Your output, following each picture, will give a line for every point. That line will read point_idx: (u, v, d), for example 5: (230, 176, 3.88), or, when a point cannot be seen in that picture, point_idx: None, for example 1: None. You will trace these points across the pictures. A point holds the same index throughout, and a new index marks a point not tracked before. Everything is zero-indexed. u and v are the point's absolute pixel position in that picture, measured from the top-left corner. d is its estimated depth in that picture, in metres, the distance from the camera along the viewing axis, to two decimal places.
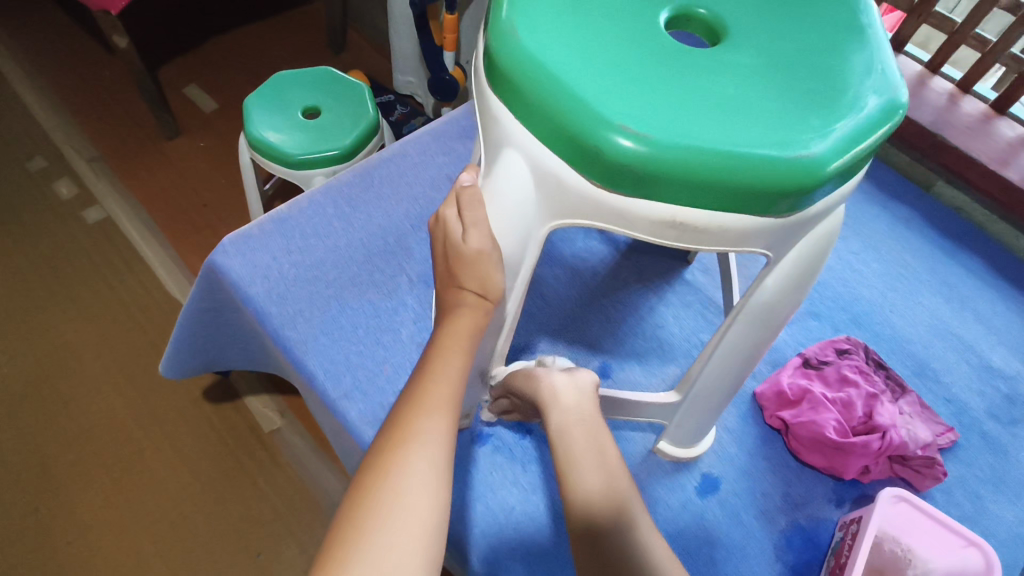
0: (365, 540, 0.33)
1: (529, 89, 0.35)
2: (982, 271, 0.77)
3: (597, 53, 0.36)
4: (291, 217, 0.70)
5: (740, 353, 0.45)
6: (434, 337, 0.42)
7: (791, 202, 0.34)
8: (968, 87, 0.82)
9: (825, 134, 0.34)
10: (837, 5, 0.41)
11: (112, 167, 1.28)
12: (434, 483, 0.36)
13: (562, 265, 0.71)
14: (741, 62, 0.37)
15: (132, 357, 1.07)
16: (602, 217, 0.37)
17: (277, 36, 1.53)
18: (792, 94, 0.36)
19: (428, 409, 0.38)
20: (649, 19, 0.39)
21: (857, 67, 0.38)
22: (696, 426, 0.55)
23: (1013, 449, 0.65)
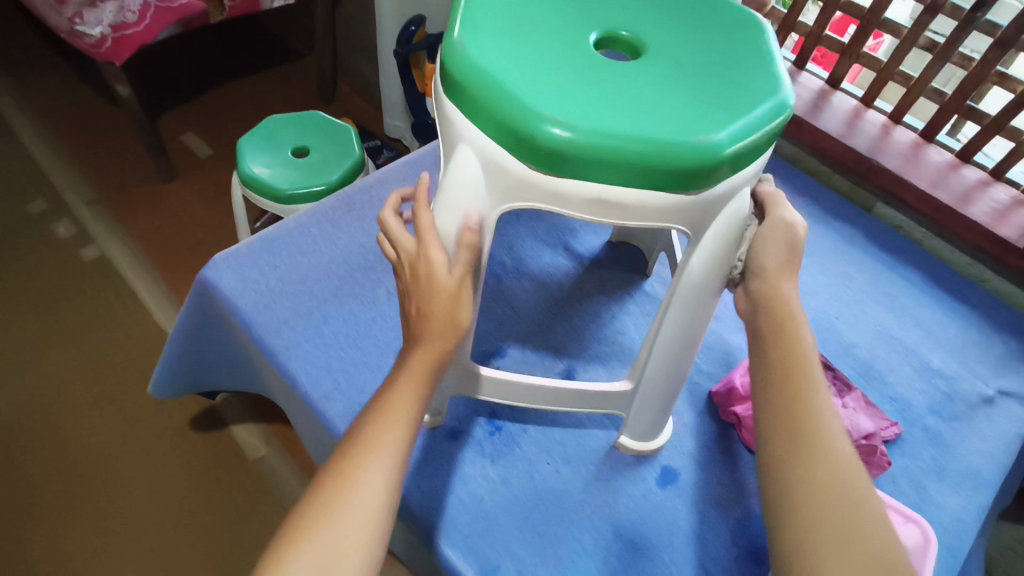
0: (312, 538, 0.38)
1: (476, 91, 0.41)
2: (921, 282, 0.83)
3: (534, 64, 0.43)
4: (278, 238, 0.77)
5: (681, 334, 0.50)
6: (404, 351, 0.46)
7: (699, 180, 0.41)
8: (899, 118, 0.90)
9: (723, 126, 0.41)
10: (739, 32, 0.50)
11: (110, 209, 1.34)
12: (383, 491, 0.40)
13: (529, 279, 0.77)
14: (655, 73, 0.45)
15: (122, 387, 1.10)
16: (542, 198, 0.43)
17: (272, 88, 1.63)
18: (697, 96, 0.43)
19: (389, 422, 0.42)
20: (580, 40, 0.46)
21: (752, 77, 0.45)
22: (653, 414, 0.59)
23: (955, 441, 0.69)
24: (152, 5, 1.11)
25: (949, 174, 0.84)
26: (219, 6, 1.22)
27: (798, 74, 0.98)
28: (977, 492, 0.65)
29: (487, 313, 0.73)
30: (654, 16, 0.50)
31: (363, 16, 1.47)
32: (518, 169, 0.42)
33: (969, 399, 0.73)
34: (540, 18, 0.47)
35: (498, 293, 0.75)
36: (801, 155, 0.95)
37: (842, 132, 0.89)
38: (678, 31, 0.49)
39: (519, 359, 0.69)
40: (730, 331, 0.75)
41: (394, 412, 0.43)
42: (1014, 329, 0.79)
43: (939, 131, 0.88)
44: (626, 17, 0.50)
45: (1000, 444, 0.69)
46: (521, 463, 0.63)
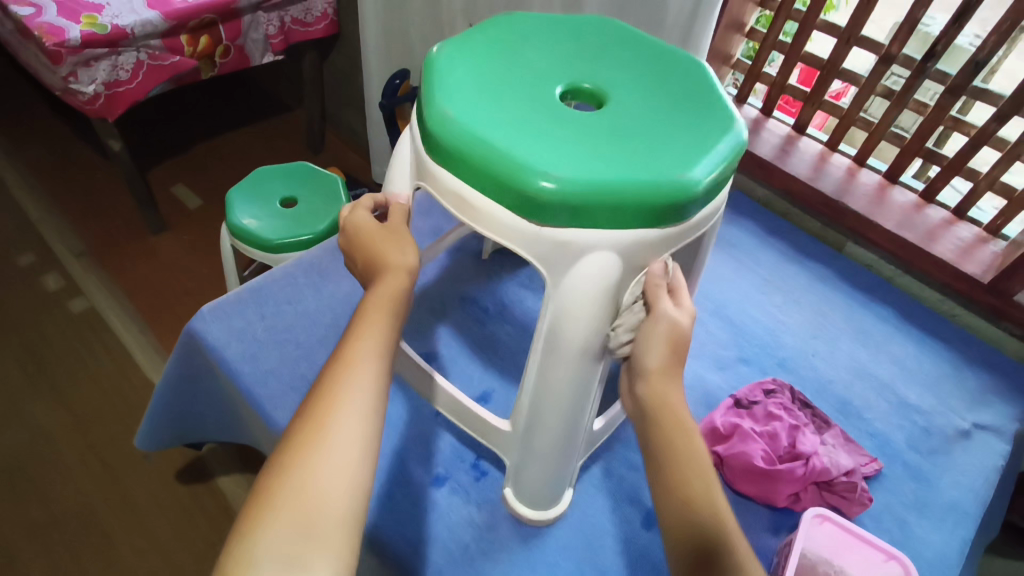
0: (304, 468, 0.37)
1: (425, 80, 0.52)
2: (894, 318, 0.86)
3: (476, 83, 0.51)
4: (265, 288, 0.78)
5: (551, 387, 0.51)
6: (362, 303, 0.47)
7: (536, 208, 0.45)
8: (864, 160, 0.95)
9: (578, 174, 0.45)
10: (704, 117, 0.51)
11: (100, 261, 1.35)
12: (369, 418, 0.40)
13: (513, 323, 0.79)
14: (582, 119, 0.50)
15: (107, 441, 1.08)
16: (432, 183, 0.51)
17: (262, 140, 1.67)
18: (593, 145, 0.47)
19: (360, 361, 0.43)
20: (543, 88, 0.52)
21: (669, 151, 0.48)
22: (548, 479, 0.57)
23: (935, 476, 0.70)
24: (144, 64, 1.15)
25: (914, 213, 0.88)
26: (210, 63, 1.26)
27: (766, 121, 1.02)
28: (960, 527, 0.66)
29: (472, 359, 0.74)
30: (634, 81, 0.55)
31: (351, 71, 1.53)
32: (423, 159, 0.52)
33: (946, 433, 0.74)
34: (519, 70, 0.54)
35: (483, 338, 0.76)
36: (772, 199, 0.99)
37: (810, 176, 0.93)
38: (648, 98, 0.53)
39: (504, 404, 0.70)
40: (710, 371, 0.77)
41: (363, 351, 0.43)
42: (986, 363, 0.81)
43: (902, 174, 0.92)
44: (605, 79, 0.54)
45: (979, 477, 0.70)
46: (505, 508, 0.63)
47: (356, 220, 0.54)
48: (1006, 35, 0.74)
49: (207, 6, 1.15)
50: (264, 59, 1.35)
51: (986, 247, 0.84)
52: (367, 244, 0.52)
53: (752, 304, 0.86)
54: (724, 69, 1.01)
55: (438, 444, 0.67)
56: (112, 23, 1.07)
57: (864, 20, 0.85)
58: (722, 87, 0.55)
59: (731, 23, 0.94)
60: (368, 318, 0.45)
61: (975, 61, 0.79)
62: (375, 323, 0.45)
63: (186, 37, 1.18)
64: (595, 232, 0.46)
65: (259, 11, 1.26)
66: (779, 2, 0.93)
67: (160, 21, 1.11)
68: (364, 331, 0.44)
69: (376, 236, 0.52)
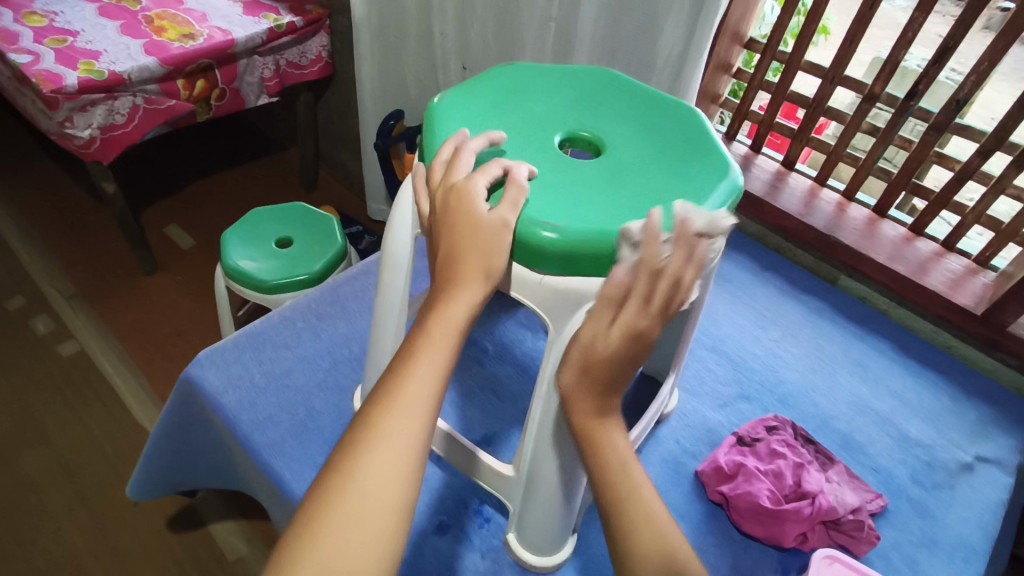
0: (325, 536, 0.35)
1: (426, 130, 0.53)
2: (891, 351, 0.86)
3: (477, 134, 0.53)
4: (262, 332, 0.78)
5: (550, 437, 0.51)
6: (426, 322, 0.44)
7: (536, 256, 0.46)
8: (853, 195, 0.96)
9: (576, 223, 0.46)
10: (701, 165, 0.52)
11: (91, 304, 1.34)
12: (398, 486, 0.38)
13: (512, 363, 0.79)
14: (581, 167, 0.51)
15: (96, 489, 1.06)
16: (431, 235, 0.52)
17: (255, 179, 1.68)
18: (591, 194, 0.48)
19: (404, 409, 0.40)
20: (543, 138, 0.53)
21: (668, 198, 0.49)
22: (547, 530, 0.57)
23: (940, 511, 0.70)
24: (140, 108, 1.16)
25: (905, 246, 0.89)
26: (206, 106, 1.28)
27: (755, 157, 1.04)
28: (969, 564, 0.65)
29: (472, 401, 0.74)
30: (630, 130, 0.56)
31: (345, 111, 1.55)
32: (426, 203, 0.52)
33: (949, 467, 0.74)
34: (519, 117, 0.55)
35: (483, 380, 0.76)
36: (764, 233, 1.00)
37: (801, 211, 0.94)
38: (644, 146, 0.54)
39: (506, 447, 0.70)
40: (711, 409, 0.77)
41: (408, 400, 0.40)
42: (983, 394, 0.82)
43: (890, 208, 0.94)
44: (603, 128, 0.56)
45: (984, 511, 0.70)
46: (510, 555, 0.62)
47: (457, 195, 0.46)
48: (985, 75, 0.77)
49: (204, 51, 1.17)
50: (259, 101, 1.36)
51: (977, 278, 0.86)
52: (453, 235, 0.45)
53: (749, 339, 0.86)
54: (713, 107, 1.03)
55: (440, 490, 0.66)
56: (109, 69, 1.08)
57: (847, 60, 0.88)
58: (718, 137, 0.56)
59: (719, 64, 0.96)
60: (414, 362, 0.42)
61: (956, 99, 0.81)
62: (423, 368, 0.42)
63: (183, 82, 1.19)
64: (594, 281, 0.47)
65: (255, 55, 1.28)
66: (764, 43, 0.96)
67: (157, 66, 1.12)
68: (411, 376, 0.42)
69: (466, 230, 0.45)
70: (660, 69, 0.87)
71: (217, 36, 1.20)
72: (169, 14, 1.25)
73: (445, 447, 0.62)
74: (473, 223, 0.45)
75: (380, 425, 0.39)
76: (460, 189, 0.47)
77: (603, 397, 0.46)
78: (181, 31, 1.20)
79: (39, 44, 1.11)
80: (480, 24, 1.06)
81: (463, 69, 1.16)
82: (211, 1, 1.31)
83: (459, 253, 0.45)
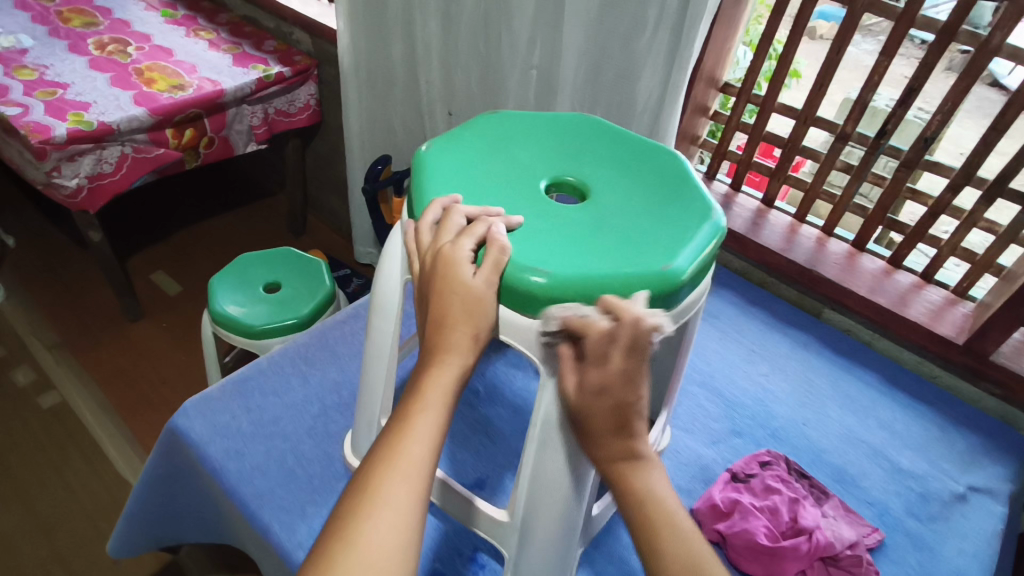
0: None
1: (414, 180, 0.55)
2: (877, 382, 0.87)
3: (464, 183, 0.54)
4: (251, 379, 0.77)
5: (544, 477, 0.51)
6: (418, 385, 0.46)
7: (529, 305, 0.47)
8: (831, 231, 0.99)
9: (566, 269, 0.47)
10: (684, 208, 0.54)
11: (74, 354, 1.31)
12: (398, 551, 0.38)
13: (504, 404, 0.78)
14: (567, 213, 0.52)
15: (73, 547, 1.02)
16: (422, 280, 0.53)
17: (243, 225, 1.68)
18: (578, 239, 0.50)
19: (401, 472, 0.41)
20: (529, 185, 0.55)
21: (653, 242, 0.50)
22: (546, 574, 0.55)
23: (938, 544, 0.69)
24: (129, 157, 1.17)
25: (885, 279, 0.91)
26: (194, 154, 1.29)
27: (736, 195, 1.06)
28: None
29: (463, 445, 0.73)
30: (614, 175, 0.58)
31: (333, 156, 1.58)
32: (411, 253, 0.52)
33: (943, 498, 0.74)
34: (506, 166, 0.57)
35: (475, 422, 0.75)
36: (748, 269, 1.02)
37: (783, 246, 0.96)
38: (629, 190, 0.56)
39: (500, 490, 0.69)
40: (704, 445, 0.77)
41: (404, 462, 0.41)
42: (971, 423, 0.83)
43: (869, 241, 0.96)
44: (588, 174, 0.57)
45: (981, 543, 0.70)
46: None
47: (445, 261, 0.47)
48: (950, 114, 0.81)
49: (193, 101, 1.19)
50: (248, 148, 1.38)
51: (957, 308, 0.87)
52: (443, 298, 0.46)
53: (739, 374, 0.87)
54: (692, 148, 1.06)
55: (432, 536, 0.65)
56: (99, 120, 1.09)
57: (818, 102, 0.92)
58: (698, 178, 0.58)
59: (697, 107, 1.00)
60: (408, 425, 0.43)
61: (924, 137, 0.85)
62: (419, 429, 0.43)
63: (172, 131, 1.21)
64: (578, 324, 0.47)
65: (244, 105, 1.30)
66: (739, 87, 1.00)
67: (146, 116, 1.14)
68: (407, 437, 0.43)
69: (458, 297, 0.46)
70: (640, 113, 0.90)
71: (207, 86, 1.23)
72: (159, 66, 1.28)
73: (437, 491, 0.61)
74: (465, 291, 0.46)
75: (377, 485, 0.40)
76: (446, 254, 0.47)
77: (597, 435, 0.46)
78: (171, 82, 1.23)
79: (29, 97, 1.13)
80: (464, 71, 1.09)
81: (449, 115, 1.19)
82: (200, 54, 1.34)
83: (447, 317, 0.46)
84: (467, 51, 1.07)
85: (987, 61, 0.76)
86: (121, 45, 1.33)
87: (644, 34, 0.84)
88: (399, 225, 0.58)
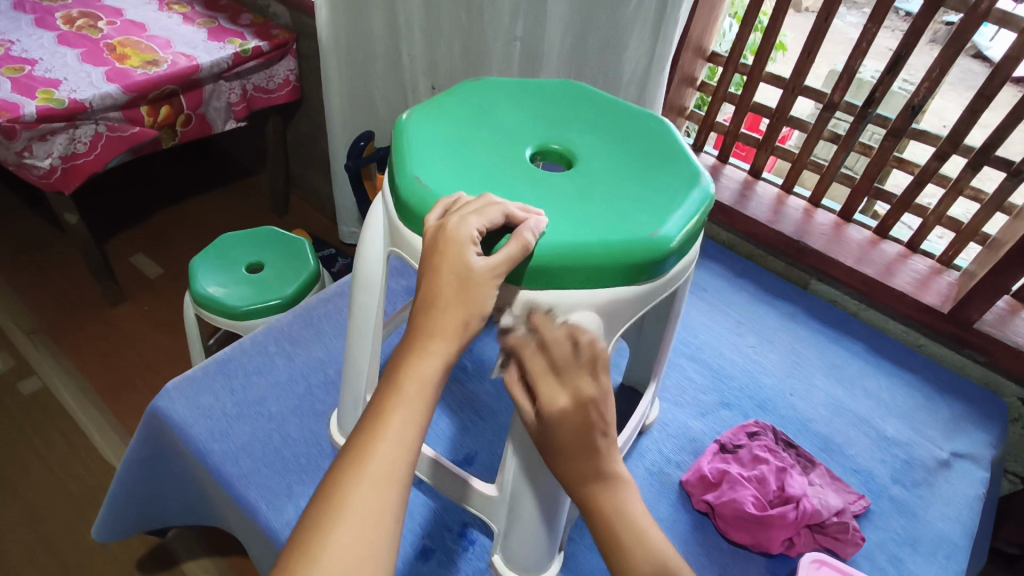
0: (330, 535, 0.35)
1: (395, 145, 0.53)
2: (864, 352, 0.88)
3: (448, 149, 0.53)
4: (233, 359, 0.76)
5: (530, 451, 0.50)
6: (412, 340, 0.43)
7: (520, 273, 0.45)
8: (818, 202, 0.98)
9: (552, 235, 0.46)
10: (672, 175, 0.53)
11: (54, 338, 1.29)
12: (377, 519, 0.36)
13: (492, 380, 0.78)
14: (553, 180, 0.51)
15: (61, 533, 1.01)
16: (405, 249, 0.51)
17: (224, 205, 1.65)
18: (563, 205, 0.48)
19: (385, 433, 0.39)
20: (514, 152, 0.53)
21: (640, 209, 0.49)
22: (535, 547, 0.56)
23: (921, 509, 0.70)
24: (103, 135, 1.14)
25: (872, 249, 0.91)
26: (171, 132, 1.25)
27: (723, 167, 1.06)
28: (951, 559, 0.66)
29: (451, 421, 0.72)
30: (601, 142, 0.56)
31: (314, 134, 1.54)
32: (396, 226, 0.51)
33: (927, 464, 0.75)
34: (489, 133, 0.55)
35: (463, 399, 0.75)
36: (735, 241, 1.02)
37: (771, 218, 0.95)
38: (616, 158, 0.54)
39: (490, 467, 0.69)
40: (692, 417, 0.77)
41: (393, 425, 0.39)
42: (955, 390, 0.83)
43: (855, 213, 0.96)
44: (575, 142, 0.56)
45: (963, 506, 0.71)
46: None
47: (445, 239, 0.44)
48: (937, 82, 0.80)
49: (168, 77, 1.16)
50: (226, 125, 1.34)
51: (942, 278, 0.88)
52: (436, 276, 0.43)
53: (726, 346, 0.87)
54: (680, 120, 1.05)
55: (419, 510, 0.65)
56: (70, 97, 1.06)
57: (806, 71, 0.90)
58: (687, 145, 0.56)
59: (683, 77, 0.98)
60: (415, 362, 0.42)
61: (911, 105, 0.84)
62: (410, 389, 0.41)
63: (146, 108, 1.17)
64: (572, 294, 0.46)
65: (221, 80, 1.26)
66: (726, 57, 0.98)
67: (120, 93, 1.10)
68: (411, 369, 0.41)
69: (453, 277, 0.43)
70: (627, 83, 0.88)
71: (182, 62, 1.19)
72: (131, 41, 1.23)
73: (427, 468, 0.62)
74: (465, 274, 0.43)
75: (385, 421, 0.39)
76: (451, 232, 0.43)
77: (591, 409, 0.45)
78: (144, 58, 1.19)
79: None
80: (447, 44, 1.07)
81: (432, 88, 1.17)
82: (174, 28, 1.30)
83: (438, 296, 0.43)
84: (450, 22, 1.04)
85: (975, 27, 0.75)
86: (91, 20, 1.28)
87: (629, 3, 0.82)
88: (383, 194, 0.56)
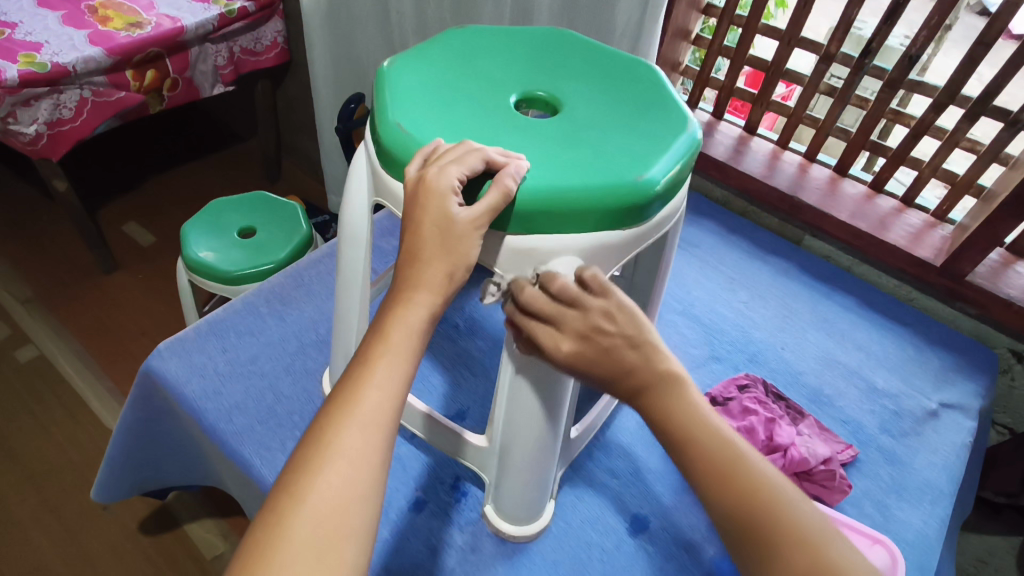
0: (318, 476, 0.35)
1: (376, 91, 0.52)
2: (857, 307, 0.88)
3: (430, 96, 0.52)
4: (225, 320, 0.76)
5: (517, 403, 0.51)
6: (396, 290, 0.43)
7: (503, 221, 0.45)
8: (813, 156, 0.97)
9: (534, 180, 0.45)
10: (659, 120, 0.52)
11: (48, 307, 1.29)
12: (364, 462, 0.36)
13: (483, 336, 0.78)
14: (537, 126, 0.50)
15: (64, 496, 1.02)
16: (388, 199, 0.50)
17: (216, 172, 1.63)
18: (546, 150, 0.48)
19: (372, 379, 0.39)
20: (497, 99, 0.52)
21: (625, 154, 0.48)
22: (525, 496, 0.57)
23: (909, 457, 0.71)
24: (89, 101, 1.11)
25: (866, 204, 0.90)
26: (158, 97, 1.23)
27: (718, 123, 1.04)
28: (937, 505, 0.67)
29: (443, 377, 0.73)
30: (588, 88, 0.55)
31: (304, 97, 1.52)
32: (379, 175, 0.51)
33: (915, 414, 0.75)
34: (473, 80, 0.54)
35: (455, 355, 0.75)
36: (730, 198, 1.01)
37: (765, 173, 0.94)
38: (602, 104, 0.53)
39: (482, 421, 0.69)
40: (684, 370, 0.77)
41: (380, 373, 0.39)
42: (945, 343, 0.84)
43: (850, 167, 0.94)
44: (560, 88, 0.55)
45: (950, 454, 0.72)
46: (488, 527, 0.61)
47: (426, 190, 0.43)
48: (936, 29, 0.77)
49: (152, 39, 1.13)
50: (214, 89, 1.32)
51: (936, 231, 0.87)
52: (418, 228, 0.43)
53: (719, 302, 0.87)
54: (674, 75, 1.03)
55: (413, 464, 0.66)
56: (52, 61, 1.03)
57: (803, 22, 0.88)
58: (675, 91, 0.55)
59: (677, 31, 0.96)
60: (400, 312, 0.42)
61: (908, 56, 0.82)
62: (396, 337, 0.41)
63: (132, 72, 1.15)
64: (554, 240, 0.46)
65: (207, 43, 1.24)
66: (722, 9, 0.95)
67: (103, 56, 1.07)
68: (396, 317, 0.41)
69: (434, 229, 0.43)
70: (620, 36, 0.86)
71: (165, 23, 1.16)
72: (114, 3, 1.20)
73: (421, 423, 0.62)
74: (445, 223, 0.43)
75: (372, 367, 0.39)
76: (431, 181, 0.43)
77: (595, 334, 0.43)
78: (127, 20, 1.16)
79: None
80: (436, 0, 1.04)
81: None
82: None
83: (421, 248, 0.43)
84: None
85: None
86: None
87: None
88: (366, 144, 0.55)
